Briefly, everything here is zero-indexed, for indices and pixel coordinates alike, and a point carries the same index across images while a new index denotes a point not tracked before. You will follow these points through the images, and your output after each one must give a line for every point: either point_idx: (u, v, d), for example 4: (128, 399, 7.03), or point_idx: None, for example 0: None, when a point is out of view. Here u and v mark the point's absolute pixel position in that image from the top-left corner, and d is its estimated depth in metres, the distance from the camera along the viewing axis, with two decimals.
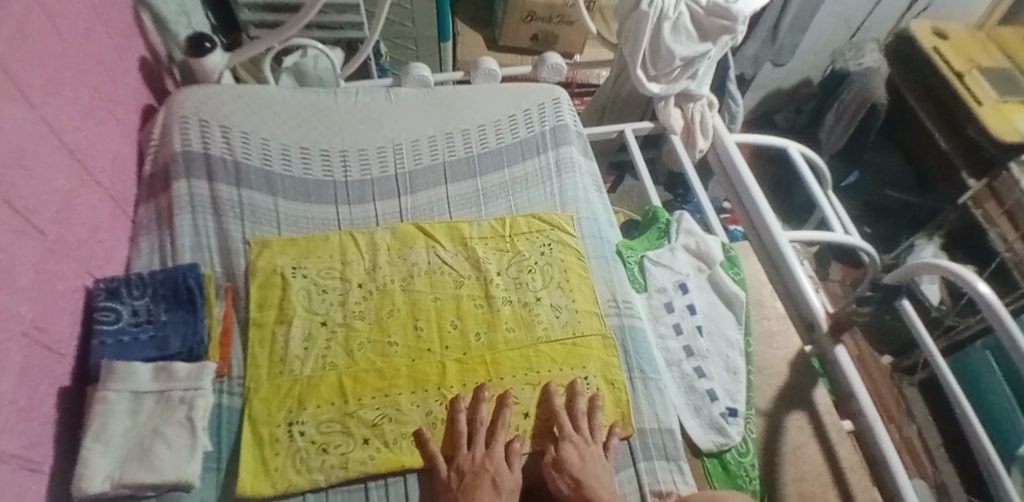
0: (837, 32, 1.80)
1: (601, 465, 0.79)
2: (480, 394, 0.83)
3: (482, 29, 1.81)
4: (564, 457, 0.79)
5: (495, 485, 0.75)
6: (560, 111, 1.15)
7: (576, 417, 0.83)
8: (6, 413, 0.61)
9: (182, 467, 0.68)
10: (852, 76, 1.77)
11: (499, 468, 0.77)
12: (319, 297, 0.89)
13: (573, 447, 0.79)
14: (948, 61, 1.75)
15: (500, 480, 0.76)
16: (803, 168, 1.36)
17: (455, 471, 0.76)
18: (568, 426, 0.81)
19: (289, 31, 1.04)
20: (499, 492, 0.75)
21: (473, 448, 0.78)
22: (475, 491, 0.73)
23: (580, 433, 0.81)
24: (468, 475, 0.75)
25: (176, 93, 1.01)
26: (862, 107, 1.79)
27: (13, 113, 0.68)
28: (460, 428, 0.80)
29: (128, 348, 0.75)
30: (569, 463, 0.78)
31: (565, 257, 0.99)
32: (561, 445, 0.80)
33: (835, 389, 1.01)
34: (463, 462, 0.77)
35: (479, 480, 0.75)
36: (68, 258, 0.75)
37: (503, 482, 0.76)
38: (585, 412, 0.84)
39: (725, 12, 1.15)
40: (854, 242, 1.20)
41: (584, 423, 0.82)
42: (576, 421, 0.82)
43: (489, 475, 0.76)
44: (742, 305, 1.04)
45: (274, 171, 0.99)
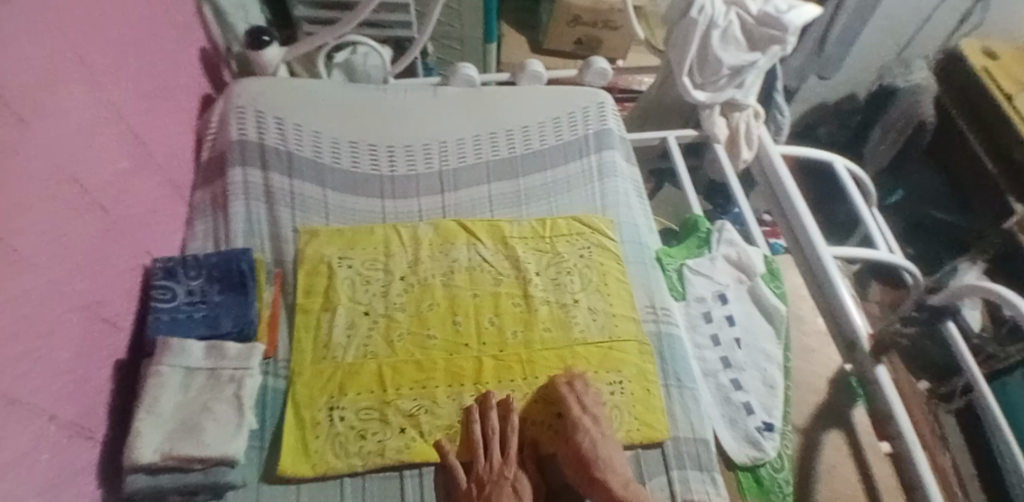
0: (886, 46, 1.75)
1: (612, 448, 0.79)
2: (488, 400, 0.81)
3: (526, 32, 1.82)
4: (579, 442, 0.78)
5: (517, 492, 0.75)
6: (604, 114, 1.15)
7: (585, 400, 0.82)
8: (62, 381, 0.64)
9: (227, 444, 0.70)
10: (900, 92, 1.75)
11: (517, 474, 0.77)
12: (363, 287, 0.91)
13: (587, 433, 0.79)
14: (1000, 84, 1.70)
15: (521, 486, 0.76)
16: (849, 183, 1.33)
17: (474, 482, 0.76)
18: (573, 406, 0.81)
19: (345, 27, 1.07)
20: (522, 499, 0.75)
21: (491, 458, 0.78)
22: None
23: (586, 411, 0.81)
24: (487, 485, 0.75)
25: (234, 84, 1.05)
26: (908, 124, 1.77)
27: (80, 96, 0.71)
28: (475, 436, 0.79)
29: (183, 325, 0.77)
30: (586, 450, 0.77)
31: (604, 261, 0.99)
32: (575, 431, 0.79)
33: (873, 410, 0.98)
34: (482, 472, 0.77)
35: (500, 489, 0.75)
36: (127, 237, 0.78)
37: (523, 489, 0.75)
38: (586, 391, 0.83)
39: (775, 22, 1.14)
40: (897, 261, 1.18)
41: (591, 404, 0.82)
42: (582, 404, 0.81)
43: (509, 482, 0.75)
44: (783, 317, 1.02)
45: (325, 163, 1.01)
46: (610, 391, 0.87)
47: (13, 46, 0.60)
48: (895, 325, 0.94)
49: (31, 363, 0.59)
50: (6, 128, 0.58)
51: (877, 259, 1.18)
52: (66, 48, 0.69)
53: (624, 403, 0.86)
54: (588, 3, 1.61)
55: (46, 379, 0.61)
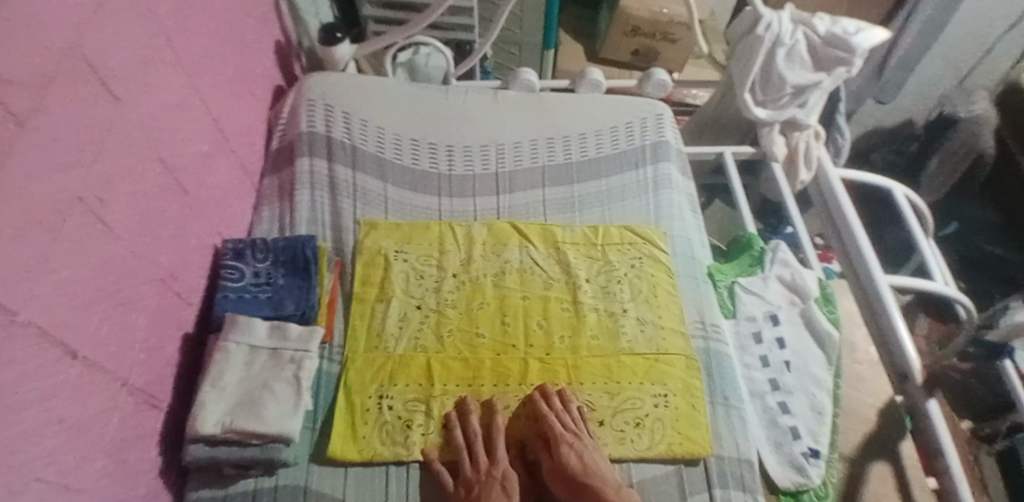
0: (947, 74, 1.71)
1: (599, 459, 0.80)
2: (465, 406, 0.82)
3: (583, 40, 1.83)
4: (563, 460, 0.79)
5: (506, 491, 0.77)
6: (662, 126, 1.15)
7: (564, 417, 0.81)
8: (136, 349, 0.67)
9: (284, 422, 0.72)
10: (960, 123, 1.73)
11: (506, 473, 0.78)
12: (416, 282, 0.93)
13: (570, 449, 0.79)
14: None
15: (510, 485, 0.78)
16: (907, 212, 1.30)
17: (462, 486, 0.77)
18: (557, 425, 0.79)
19: (415, 27, 1.10)
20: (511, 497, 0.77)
21: (476, 463, 0.79)
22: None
23: (569, 427, 0.80)
24: (475, 487, 0.77)
25: (306, 78, 1.08)
26: (968, 155, 1.76)
27: (170, 79, 0.75)
28: (456, 440, 0.80)
29: (248, 305, 0.81)
30: (570, 468, 0.78)
31: (655, 272, 0.98)
32: (558, 447, 0.79)
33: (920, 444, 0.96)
34: (469, 478, 0.78)
35: (490, 490, 0.76)
36: (202, 217, 0.82)
37: (512, 487, 0.78)
38: (563, 408, 0.83)
39: (844, 44, 1.13)
40: (950, 293, 1.15)
41: (570, 420, 0.81)
42: (563, 418, 0.81)
43: (498, 481, 0.77)
44: (835, 346, 0.99)
45: (386, 158, 1.04)
46: (654, 403, 0.86)
47: (115, 28, 0.64)
48: (948, 358, 0.94)
49: (111, 329, 0.63)
50: (105, 105, 0.62)
51: (930, 290, 1.15)
52: (161, 33, 0.72)
53: (668, 417, 0.85)
54: (648, 14, 1.60)
55: (122, 346, 0.64)
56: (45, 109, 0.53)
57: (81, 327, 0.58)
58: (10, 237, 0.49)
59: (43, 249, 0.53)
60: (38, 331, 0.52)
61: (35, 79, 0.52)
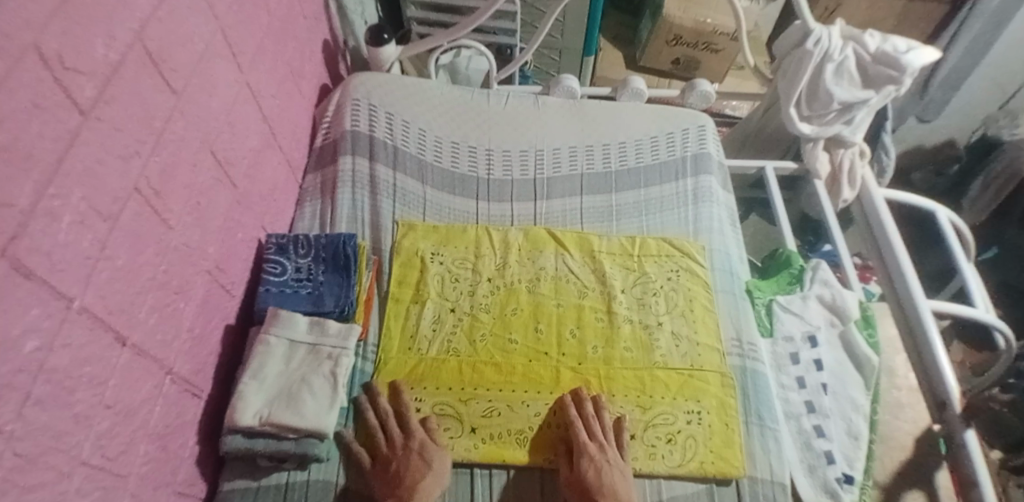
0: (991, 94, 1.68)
1: (617, 475, 0.78)
2: (373, 389, 0.83)
3: (624, 47, 1.82)
4: (582, 473, 0.78)
5: (423, 458, 0.77)
6: (704, 139, 1.13)
7: (591, 426, 0.81)
8: (182, 338, 0.68)
9: (321, 417, 0.73)
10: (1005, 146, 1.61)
11: (424, 443, 0.78)
12: (451, 284, 0.94)
13: (589, 462, 0.78)
14: None
15: (427, 452, 0.78)
16: (951, 236, 1.25)
17: (380, 462, 0.78)
18: (581, 434, 0.80)
19: (461, 31, 1.10)
20: (429, 463, 0.77)
21: (391, 437, 0.80)
22: (405, 474, 0.76)
23: (595, 439, 0.80)
24: (393, 460, 0.77)
25: (352, 77, 1.10)
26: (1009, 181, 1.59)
27: (224, 74, 0.76)
28: (371, 421, 0.81)
29: (290, 300, 0.82)
30: (586, 480, 0.77)
31: (692, 286, 0.97)
32: (578, 460, 0.79)
33: (953, 475, 0.93)
34: (386, 455, 0.78)
35: (407, 460, 0.77)
36: (249, 210, 0.84)
37: (431, 453, 0.78)
38: (596, 415, 0.82)
39: (894, 62, 1.09)
40: (988, 319, 1.11)
41: (597, 428, 0.81)
42: (590, 427, 0.81)
43: (415, 452, 0.77)
44: (874, 370, 0.96)
45: (427, 160, 1.05)
46: (687, 420, 0.84)
47: (177, 22, 0.65)
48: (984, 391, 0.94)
49: (161, 317, 0.64)
50: (163, 98, 0.63)
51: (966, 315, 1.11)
52: (219, 28, 0.74)
53: (701, 435, 0.84)
54: (692, 24, 1.58)
55: (169, 334, 0.66)
56: (107, 99, 0.54)
57: (132, 314, 0.59)
58: (69, 225, 0.50)
59: (101, 237, 0.54)
60: (92, 317, 0.53)
61: (100, 70, 0.53)
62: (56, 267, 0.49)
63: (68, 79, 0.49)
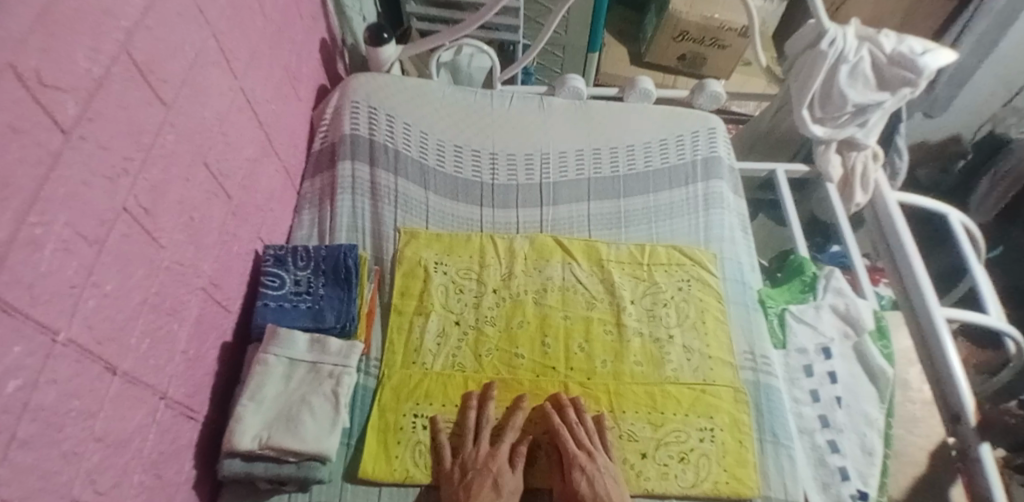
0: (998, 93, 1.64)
1: (611, 484, 0.76)
2: (487, 392, 0.81)
3: (628, 43, 1.78)
4: (574, 484, 0.75)
5: (497, 486, 0.74)
6: (715, 141, 1.09)
7: (575, 431, 0.79)
8: (176, 361, 0.65)
9: (322, 439, 0.71)
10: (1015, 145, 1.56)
11: (502, 469, 0.75)
12: (456, 296, 0.91)
13: (582, 474, 0.75)
14: None
15: (502, 481, 0.74)
16: (961, 237, 1.22)
17: (458, 466, 0.76)
18: (569, 445, 0.77)
19: (464, 30, 1.06)
20: (500, 493, 0.73)
21: (479, 446, 0.77)
22: (476, 490, 0.73)
23: (583, 447, 0.77)
24: (470, 471, 0.75)
25: (351, 78, 1.06)
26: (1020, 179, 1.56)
27: (217, 81, 0.72)
28: (468, 421, 0.80)
29: (288, 315, 0.79)
30: (579, 492, 0.75)
31: (704, 297, 0.94)
32: (570, 472, 0.76)
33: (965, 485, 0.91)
34: (466, 463, 0.76)
35: (481, 478, 0.74)
36: (245, 222, 0.80)
37: (505, 483, 0.74)
38: (579, 421, 0.80)
39: (911, 64, 1.06)
40: (997, 325, 1.08)
41: (585, 436, 0.78)
42: (576, 435, 0.78)
43: (491, 475, 0.74)
44: (889, 381, 0.93)
45: (429, 165, 1.01)
46: (700, 438, 0.82)
47: (165, 29, 0.62)
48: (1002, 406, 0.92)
49: (153, 342, 0.61)
50: (152, 110, 0.60)
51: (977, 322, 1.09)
52: (210, 33, 0.70)
53: (714, 453, 0.81)
54: (699, 19, 1.54)
55: (162, 358, 0.63)
56: (92, 116, 0.51)
57: (122, 342, 0.56)
58: (52, 253, 0.47)
59: (87, 263, 0.51)
60: (79, 349, 0.50)
61: (83, 86, 0.50)
62: (39, 299, 0.46)
63: (48, 98, 0.46)
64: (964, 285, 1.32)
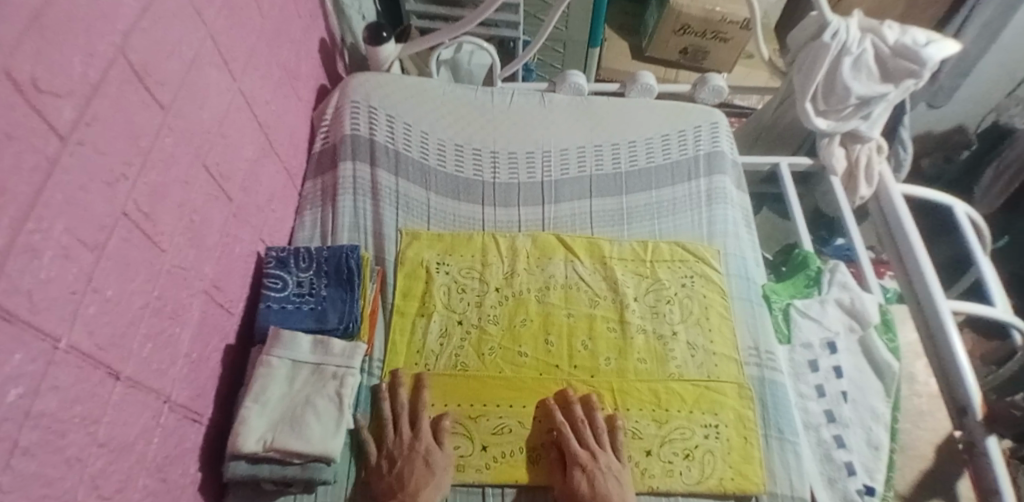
0: (999, 82, 1.61)
1: (613, 484, 0.75)
2: (396, 380, 0.82)
3: (630, 37, 1.77)
4: (573, 485, 0.75)
5: (428, 465, 0.75)
6: (717, 135, 1.09)
7: (582, 431, 0.79)
8: (179, 364, 0.66)
9: (327, 441, 0.71)
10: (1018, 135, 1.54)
11: (429, 449, 0.76)
12: (458, 295, 0.91)
13: (583, 473, 0.75)
14: None
15: (432, 459, 0.75)
16: (966, 228, 1.20)
17: (385, 458, 0.76)
18: (573, 445, 0.78)
19: (464, 27, 1.05)
20: (432, 472, 0.74)
21: (400, 434, 0.78)
22: (407, 477, 0.74)
23: (587, 447, 0.78)
24: (398, 460, 0.76)
25: (351, 78, 1.06)
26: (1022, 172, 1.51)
27: (216, 82, 0.72)
28: (384, 412, 0.80)
29: (291, 317, 0.79)
30: (578, 492, 0.74)
31: (707, 293, 0.94)
32: (571, 471, 0.76)
33: (972, 480, 0.90)
34: (391, 451, 0.77)
35: (410, 464, 0.75)
36: (247, 224, 0.80)
37: (436, 460, 0.76)
38: (587, 421, 0.80)
39: (914, 55, 1.05)
40: (1001, 316, 1.07)
41: (590, 437, 0.79)
42: (582, 434, 0.79)
43: (419, 457, 0.75)
44: (895, 376, 0.93)
45: (430, 164, 1.01)
46: (704, 434, 0.82)
47: (161, 32, 0.61)
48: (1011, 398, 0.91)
49: (155, 346, 0.61)
50: (150, 113, 0.60)
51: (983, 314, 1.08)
52: (208, 35, 0.70)
53: (719, 450, 0.81)
54: (700, 12, 1.53)
55: (165, 362, 0.63)
56: (89, 120, 0.51)
57: (126, 347, 0.56)
58: (52, 260, 0.47)
59: (87, 269, 0.51)
60: (81, 356, 0.50)
61: (80, 90, 0.50)
62: (39, 306, 0.46)
63: (44, 104, 0.46)
64: (970, 277, 1.30)
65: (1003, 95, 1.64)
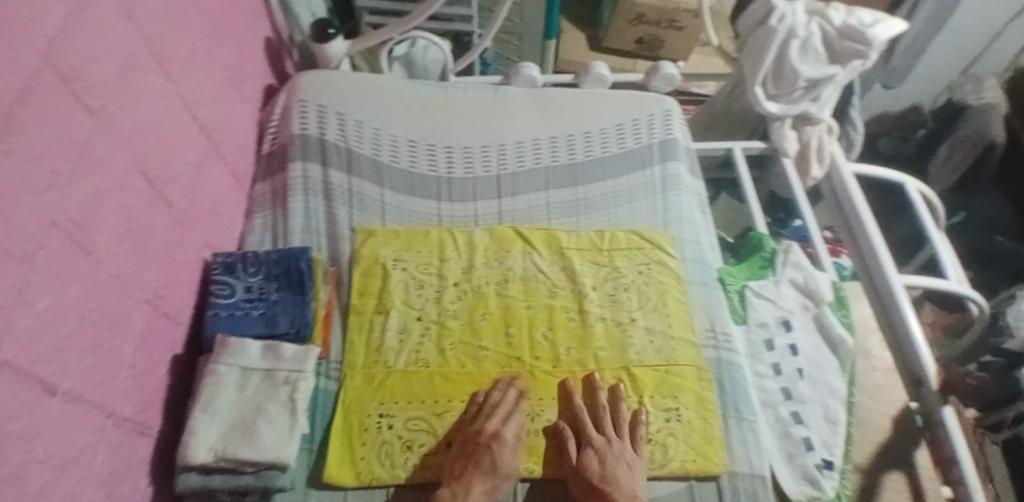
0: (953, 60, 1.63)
1: (623, 469, 0.77)
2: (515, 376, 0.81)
3: (586, 28, 1.77)
4: (584, 463, 0.77)
5: (493, 463, 0.75)
6: (670, 124, 1.10)
7: (602, 418, 0.81)
8: (123, 376, 0.64)
9: (281, 448, 0.69)
10: (969, 111, 1.59)
11: (502, 448, 0.76)
12: (417, 292, 0.90)
13: (594, 453, 0.78)
14: None
15: (500, 459, 0.76)
16: (918, 204, 1.23)
17: (459, 440, 0.78)
18: (588, 426, 0.80)
19: (413, 21, 1.04)
20: (495, 472, 0.75)
21: (484, 426, 0.77)
22: (471, 467, 0.75)
23: (603, 434, 0.80)
24: (468, 447, 0.77)
25: (298, 76, 1.04)
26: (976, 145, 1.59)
27: (152, 86, 0.71)
28: (488, 401, 0.80)
29: (240, 323, 0.77)
30: (587, 469, 0.76)
31: (665, 279, 0.95)
32: (582, 450, 0.79)
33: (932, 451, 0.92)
34: (467, 436, 0.78)
35: (478, 456, 0.75)
36: (191, 230, 0.79)
37: (502, 463, 0.76)
38: (608, 407, 0.82)
39: (860, 36, 1.07)
40: (960, 290, 1.09)
41: (609, 425, 0.81)
42: (600, 420, 0.81)
43: (488, 454, 0.75)
44: (849, 352, 0.95)
45: (383, 161, 1.00)
46: (666, 418, 0.83)
47: (90, 36, 0.60)
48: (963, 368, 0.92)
49: (96, 358, 0.60)
50: (79, 120, 0.58)
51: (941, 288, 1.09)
52: (142, 39, 0.68)
53: (681, 432, 0.82)
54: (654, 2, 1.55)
55: (107, 374, 0.61)
56: (15, 129, 0.49)
57: (63, 360, 0.55)
58: None
59: (19, 282, 0.49)
60: (15, 372, 0.48)
61: (3, 98, 0.48)
62: None
63: None
64: (924, 254, 1.33)
65: (959, 72, 1.68)
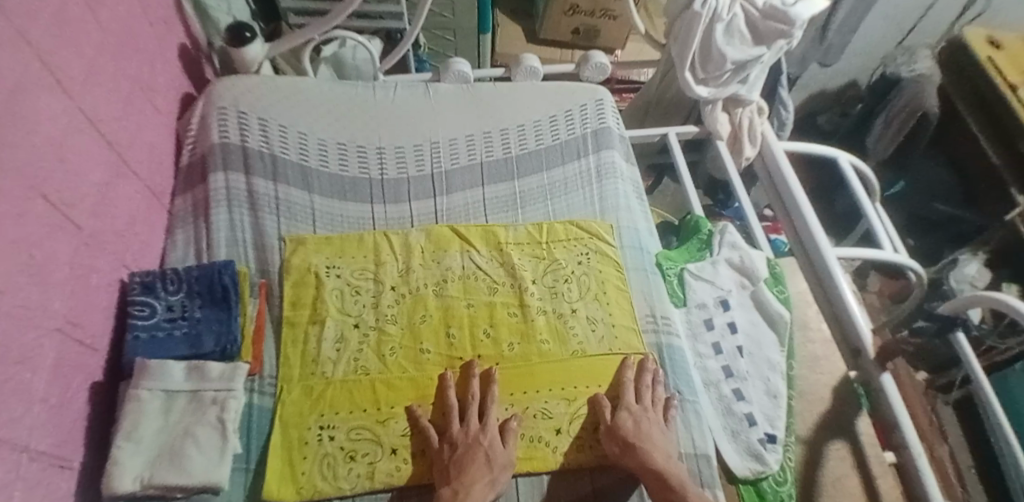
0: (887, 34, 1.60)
1: (659, 432, 0.80)
2: (471, 370, 0.83)
3: (522, 21, 1.76)
4: (618, 422, 0.79)
5: (488, 461, 0.75)
6: (603, 112, 1.10)
7: (641, 389, 0.83)
8: (37, 410, 0.61)
9: (212, 471, 0.69)
10: (903, 83, 1.57)
11: (493, 442, 0.77)
12: (352, 298, 0.88)
13: (628, 413, 0.80)
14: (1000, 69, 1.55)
15: (494, 455, 0.76)
16: (852, 179, 1.25)
17: (447, 443, 0.77)
18: (628, 397, 0.82)
19: (332, 22, 1.01)
20: (492, 467, 0.75)
21: (466, 424, 0.78)
22: (465, 465, 0.74)
23: (640, 403, 0.82)
24: (460, 447, 0.76)
25: (216, 82, 1.01)
26: (912, 115, 1.57)
27: (48, 103, 0.67)
28: (450, 404, 0.79)
29: (162, 346, 0.75)
30: (622, 427, 0.79)
31: (604, 268, 0.95)
32: (616, 412, 0.81)
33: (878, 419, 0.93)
34: (456, 437, 0.77)
35: (472, 454, 0.75)
36: (103, 251, 0.75)
37: (495, 458, 0.76)
38: (651, 384, 0.84)
39: (782, 16, 1.08)
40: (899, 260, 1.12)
41: (647, 394, 0.83)
42: (641, 395, 0.83)
43: (481, 449, 0.75)
44: (787, 327, 0.97)
45: (311, 167, 0.98)
46: None
47: None
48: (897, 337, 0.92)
49: (4, 394, 0.56)
50: None
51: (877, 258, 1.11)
52: (34, 54, 0.65)
53: None
54: None
55: (18, 409, 0.58)
56: None
57: None
58: None
59: None
60: None
61: None
62: None
63: None
64: (862, 227, 1.36)
65: (894, 44, 1.65)
